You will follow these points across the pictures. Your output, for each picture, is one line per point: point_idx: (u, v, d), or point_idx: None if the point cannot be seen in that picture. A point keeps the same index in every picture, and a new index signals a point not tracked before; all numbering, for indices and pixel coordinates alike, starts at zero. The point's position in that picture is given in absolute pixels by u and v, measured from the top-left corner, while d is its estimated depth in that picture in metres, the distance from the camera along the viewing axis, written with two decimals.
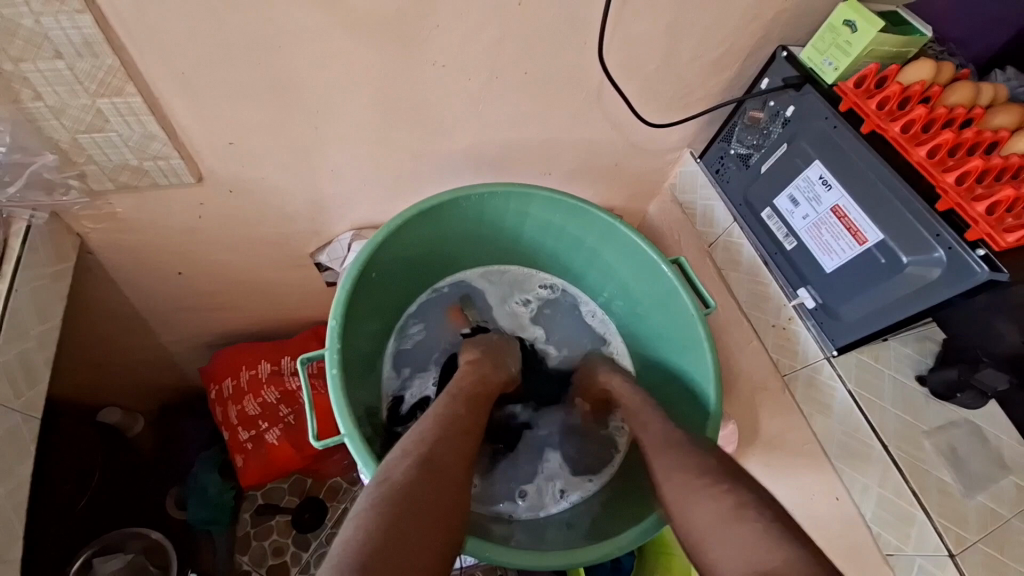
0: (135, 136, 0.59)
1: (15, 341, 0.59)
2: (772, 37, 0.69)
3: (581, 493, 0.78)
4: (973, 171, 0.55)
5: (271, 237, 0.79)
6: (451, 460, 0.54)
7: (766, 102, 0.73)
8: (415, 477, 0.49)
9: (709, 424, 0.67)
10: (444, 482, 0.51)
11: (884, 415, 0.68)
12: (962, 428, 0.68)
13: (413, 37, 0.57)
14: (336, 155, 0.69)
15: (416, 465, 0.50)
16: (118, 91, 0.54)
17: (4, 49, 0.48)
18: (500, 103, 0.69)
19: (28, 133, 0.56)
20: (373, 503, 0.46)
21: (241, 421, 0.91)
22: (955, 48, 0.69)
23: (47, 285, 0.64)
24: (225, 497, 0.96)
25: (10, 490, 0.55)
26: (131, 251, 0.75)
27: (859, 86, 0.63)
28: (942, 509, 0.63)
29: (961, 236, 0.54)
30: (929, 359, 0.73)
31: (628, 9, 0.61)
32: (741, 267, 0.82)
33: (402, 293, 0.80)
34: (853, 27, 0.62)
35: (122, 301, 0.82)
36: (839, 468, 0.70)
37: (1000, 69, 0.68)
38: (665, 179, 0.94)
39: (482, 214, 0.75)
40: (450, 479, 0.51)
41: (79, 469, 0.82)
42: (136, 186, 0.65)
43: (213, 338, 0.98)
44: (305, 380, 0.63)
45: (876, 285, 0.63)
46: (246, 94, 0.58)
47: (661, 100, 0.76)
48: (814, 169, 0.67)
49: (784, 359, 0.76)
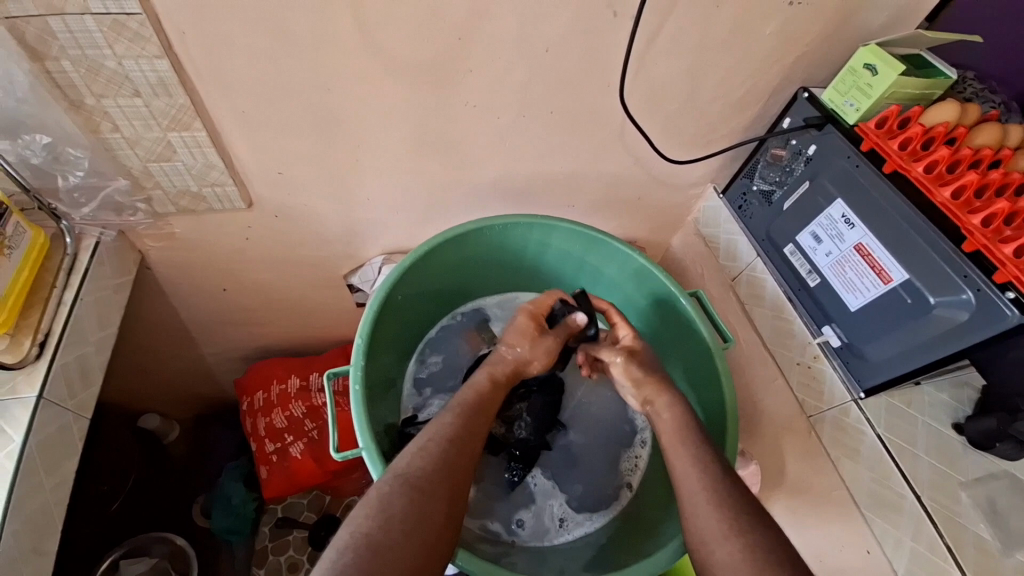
0: (197, 166, 0.65)
1: (75, 346, 0.64)
2: (794, 79, 0.71)
3: (583, 528, 0.76)
4: (999, 213, 0.54)
5: (310, 258, 0.85)
6: (447, 474, 0.54)
7: (788, 141, 0.75)
8: (402, 498, 0.50)
9: (726, 453, 0.66)
10: (435, 498, 0.52)
11: (916, 464, 0.66)
12: (1004, 481, 0.64)
13: (449, 81, 0.62)
14: (372, 185, 0.74)
15: (412, 483, 0.52)
16: (187, 126, 0.61)
17: (90, 87, 0.55)
18: (527, 139, 0.73)
19: (105, 161, 0.63)
20: (361, 524, 0.48)
21: (268, 433, 0.95)
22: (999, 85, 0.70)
23: (108, 296, 0.70)
24: (248, 508, 0.99)
25: (55, 486, 0.59)
26: (183, 268, 0.81)
27: (881, 127, 0.64)
28: (979, 567, 0.59)
29: (989, 278, 0.53)
30: (968, 406, 0.70)
31: (651, 55, 0.65)
32: (765, 302, 0.81)
33: (426, 315, 0.83)
34: (873, 70, 0.63)
35: (170, 314, 0.89)
36: (869, 518, 0.67)
37: None
38: (689, 213, 0.95)
39: (506, 242, 0.78)
40: (441, 493, 0.53)
41: (118, 471, 0.87)
42: (194, 210, 0.71)
43: (248, 352, 1.03)
44: (328, 393, 0.65)
45: (903, 324, 0.62)
46: (296, 128, 0.64)
47: (684, 138, 0.78)
48: (836, 207, 0.68)
49: (810, 400, 0.75)
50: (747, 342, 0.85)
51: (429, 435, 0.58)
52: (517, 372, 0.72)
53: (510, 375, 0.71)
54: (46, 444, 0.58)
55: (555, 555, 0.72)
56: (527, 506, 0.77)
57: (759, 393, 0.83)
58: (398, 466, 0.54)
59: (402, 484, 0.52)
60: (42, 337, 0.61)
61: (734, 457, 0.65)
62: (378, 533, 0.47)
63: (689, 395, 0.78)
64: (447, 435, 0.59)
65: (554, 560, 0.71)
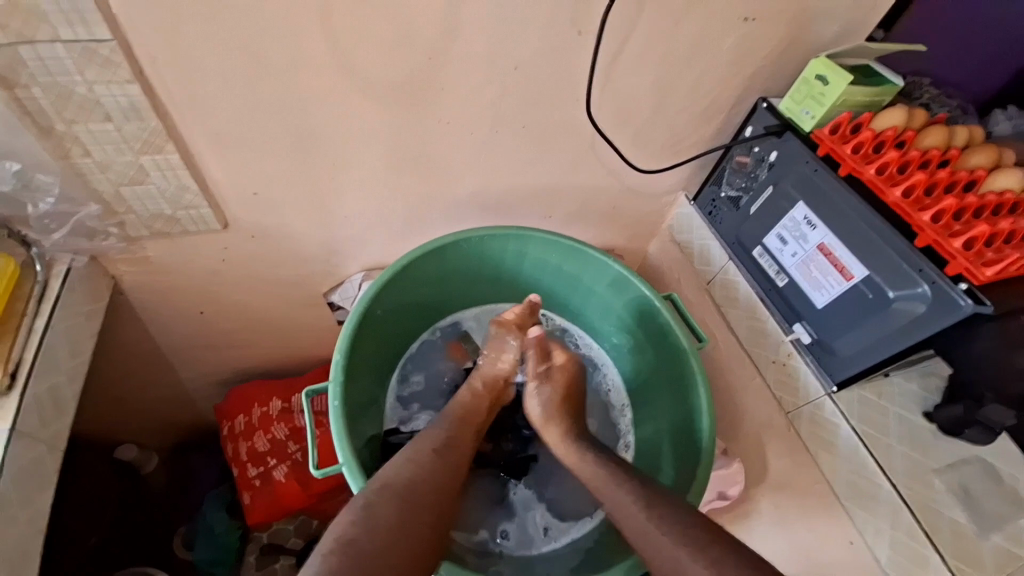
0: (171, 189, 0.65)
1: (47, 375, 0.63)
2: (752, 90, 0.75)
3: (567, 536, 0.76)
4: (948, 209, 0.57)
5: (289, 278, 0.84)
6: (433, 484, 0.55)
7: (751, 148, 0.78)
8: (390, 506, 0.51)
9: (689, 497, 0.65)
10: (419, 508, 0.52)
11: (890, 453, 0.68)
12: (973, 465, 0.66)
13: (422, 98, 0.63)
14: (349, 203, 0.75)
15: (395, 492, 0.52)
16: (159, 149, 0.61)
17: (61, 114, 0.55)
18: (502, 152, 0.74)
19: (76, 186, 0.63)
20: (344, 529, 0.48)
21: (250, 457, 0.93)
22: (955, 91, 0.79)
23: (81, 323, 0.68)
24: (231, 539, 0.95)
25: (28, 519, 0.57)
26: (158, 292, 0.80)
27: (835, 133, 0.67)
28: (956, 551, 0.62)
29: (942, 270, 0.56)
30: (936, 395, 0.72)
31: (616, 70, 0.67)
32: (739, 305, 0.83)
33: (406, 330, 0.83)
34: (824, 80, 0.67)
35: (145, 340, 0.87)
36: (850, 508, 0.70)
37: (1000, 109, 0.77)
38: (662, 221, 0.98)
39: (482, 254, 0.79)
40: (424, 504, 0.53)
41: (94, 505, 0.84)
42: (168, 233, 0.71)
43: (229, 376, 1.02)
44: (307, 412, 0.66)
45: (865, 319, 0.65)
46: (271, 149, 0.64)
47: (652, 149, 0.81)
48: (798, 210, 0.71)
49: (786, 397, 0.77)
50: (725, 345, 0.87)
51: (419, 448, 0.59)
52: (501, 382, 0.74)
53: (492, 390, 0.73)
54: (18, 477, 0.56)
55: (543, 565, 0.72)
56: (510, 518, 0.78)
57: (739, 394, 0.84)
58: (386, 476, 0.54)
59: (388, 493, 0.52)
60: (12, 366, 0.60)
61: (712, 457, 0.66)
62: (364, 541, 0.47)
63: (644, 468, 0.80)
64: (435, 447, 0.60)
65: (539, 568, 0.71)
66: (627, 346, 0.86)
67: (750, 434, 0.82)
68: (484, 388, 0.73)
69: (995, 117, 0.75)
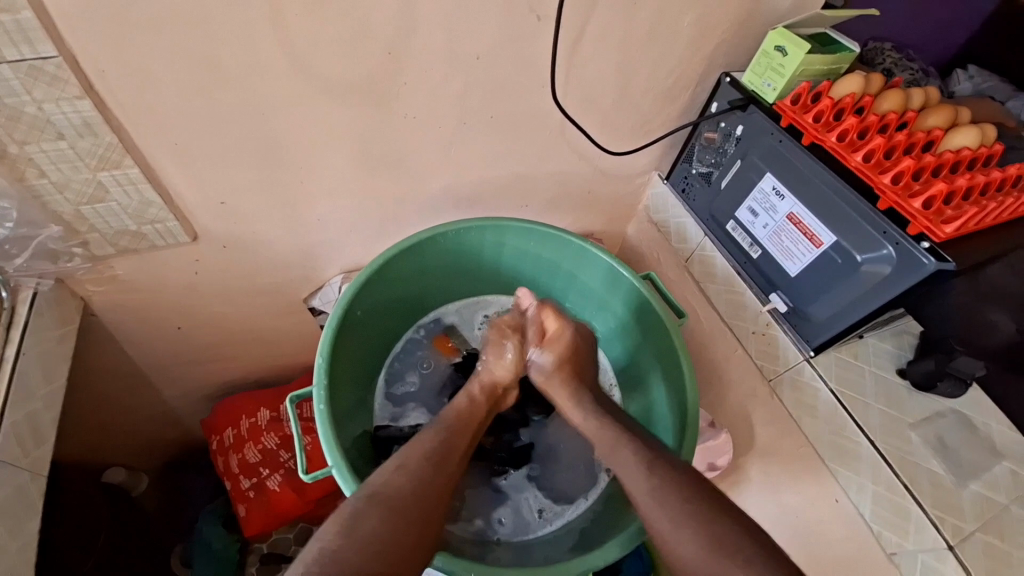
0: (134, 204, 0.64)
1: (22, 404, 0.61)
2: (716, 65, 0.75)
3: (562, 517, 0.77)
4: (906, 170, 0.59)
5: (266, 286, 0.83)
6: (420, 492, 0.55)
7: (718, 123, 0.79)
8: (373, 517, 0.51)
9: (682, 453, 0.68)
10: (405, 516, 0.52)
11: (867, 411, 0.70)
12: (949, 418, 0.69)
13: (386, 97, 0.63)
14: (321, 205, 0.74)
15: (376, 501, 0.53)
16: (117, 164, 0.59)
17: (11, 135, 0.53)
18: (471, 146, 0.74)
19: (34, 208, 0.61)
20: (328, 539, 0.49)
21: (241, 469, 0.92)
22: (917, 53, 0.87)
23: (52, 348, 0.67)
24: (231, 550, 0.94)
25: (20, 549, 0.57)
26: (131, 311, 0.78)
27: (796, 103, 0.68)
28: (936, 501, 0.63)
29: (904, 231, 0.58)
30: (909, 352, 0.75)
31: (579, 55, 0.67)
32: (717, 279, 0.84)
33: (388, 329, 0.83)
34: (783, 51, 0.67)
35: (124, 360, 0.85)
36: (834, 469, 0.71)
37: (961, 69, 0.82)
38: (638, 202, 0.98)
39: (460, 246, 0.79)
40: (411, 513, 0.53)
41: (86, 530, 0.83)
42: (136, 249, 0.69)
43: (214, 390, 1.00)
44: (293, 419, 0.66)
45: (836, 283, 0.66)
46: (236, 158, 0.63)
47: (622, 132, 0.81)
48: (766, 181, 0.72)
49: (767, 364, 0.78)
50: (708, 319, 0.88)
51: (406, 454, 0.59)
52: (495, 388, 0.74)
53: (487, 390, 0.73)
54: (1, 507, 0.56)
55: (539, 548, 0.73)
56: (504, 504, 0.79)
57: (721, 366, 0.86)
58: (372, 483, 0.55)
59: (372, 502, 0.53)
60: None
61: (698, 422, 0.68)
62: (342, 547, 0.49)
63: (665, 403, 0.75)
64: (424, 453, 0.60)
65: (536, 550, 0.72)
66: (609, 329, 0.87)
67: (736, 405, 0.84)
68: (479, 389, 0.72)
69: (959, 75, 0.81)
